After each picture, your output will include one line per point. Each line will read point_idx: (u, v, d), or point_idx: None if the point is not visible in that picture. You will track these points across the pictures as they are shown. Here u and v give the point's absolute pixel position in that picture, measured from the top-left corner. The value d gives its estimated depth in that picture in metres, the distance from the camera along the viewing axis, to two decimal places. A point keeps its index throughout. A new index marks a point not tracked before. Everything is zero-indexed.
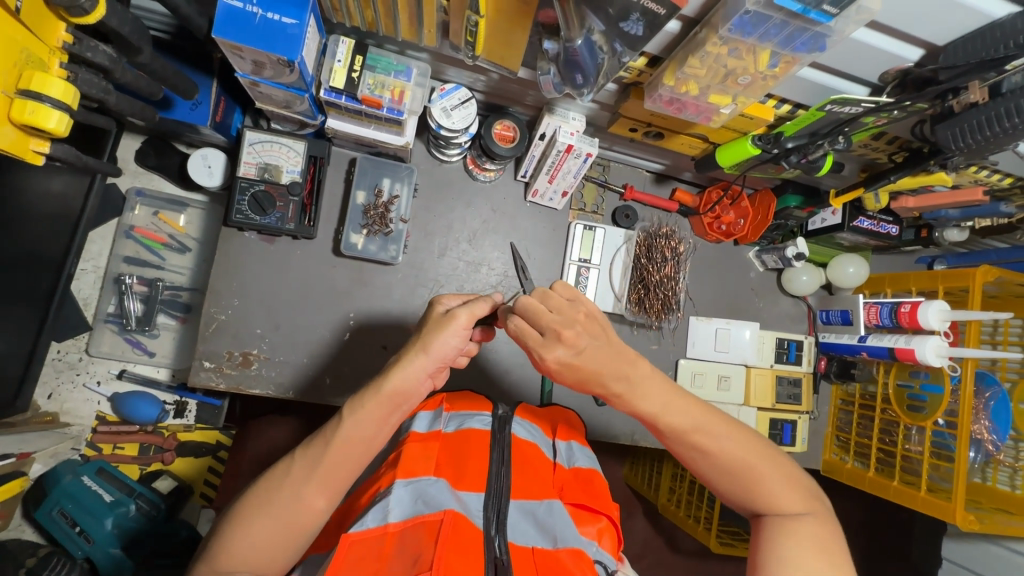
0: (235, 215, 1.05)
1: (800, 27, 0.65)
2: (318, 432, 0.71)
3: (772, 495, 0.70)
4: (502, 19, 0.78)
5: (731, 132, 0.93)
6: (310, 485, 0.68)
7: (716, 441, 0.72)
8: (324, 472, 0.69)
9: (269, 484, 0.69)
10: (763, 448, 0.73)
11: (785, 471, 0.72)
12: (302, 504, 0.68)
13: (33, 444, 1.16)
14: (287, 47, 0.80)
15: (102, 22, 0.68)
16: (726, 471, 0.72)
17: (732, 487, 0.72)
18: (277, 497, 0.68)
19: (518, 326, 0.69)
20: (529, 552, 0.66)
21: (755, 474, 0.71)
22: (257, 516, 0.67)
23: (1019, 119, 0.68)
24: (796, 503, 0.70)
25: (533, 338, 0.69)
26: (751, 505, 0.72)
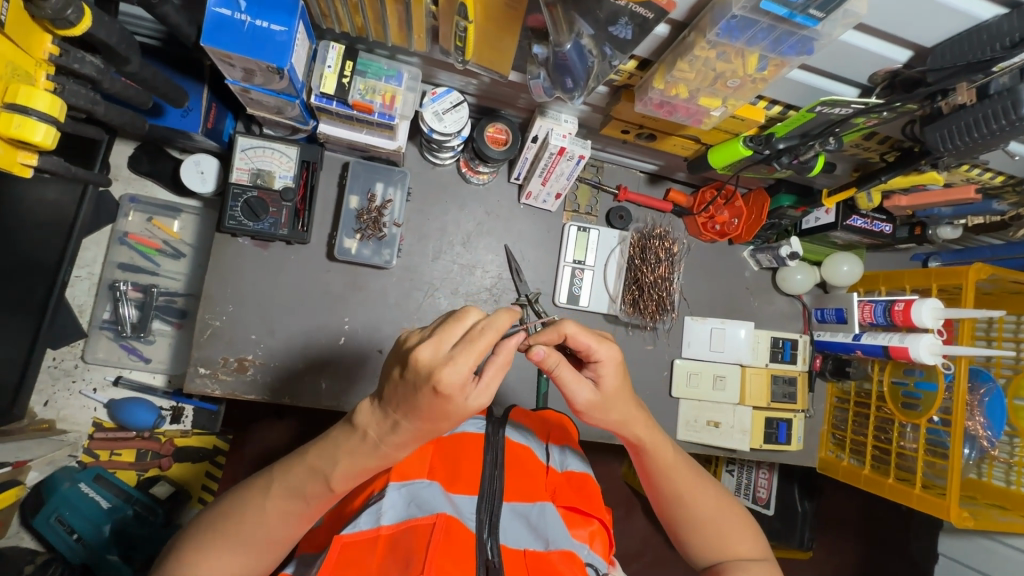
0: (228, 222, 1.05)
1: (787, 31, 0.65)
2: (296, 481, 0.67)
3: (734, 542, 0.80)
4: (491, 25, 0.79)
5: (722, 133, 0.94)
6: (292, 527, 0.68)
7: (696, 487, 0.82)
8: (307, 515, 0.69)
9: (243, 527, 0.66)
10: (730, 501, 0.84)
11: (747, 526, 0.82)
12: (283, 541, 0.69)
13: (29, 452, 1.14)
14: (276, 54, 0.80)
15: (88, 34, 0.69)
16: (700, 517, 0.81)
17: (701, 541, 0.81)
18: (254, 541, 0.67)
19: (577, 327, 0.72)
20: (520, 554, 0.67)
21: (724, 522, 0.81)
22: (231, 556, 0.66)
23: (1006, 122, 0.68)
24: (752, 551, 0.80)
25: (593, 338, 0.73)
26: (712, 552, 0.80)
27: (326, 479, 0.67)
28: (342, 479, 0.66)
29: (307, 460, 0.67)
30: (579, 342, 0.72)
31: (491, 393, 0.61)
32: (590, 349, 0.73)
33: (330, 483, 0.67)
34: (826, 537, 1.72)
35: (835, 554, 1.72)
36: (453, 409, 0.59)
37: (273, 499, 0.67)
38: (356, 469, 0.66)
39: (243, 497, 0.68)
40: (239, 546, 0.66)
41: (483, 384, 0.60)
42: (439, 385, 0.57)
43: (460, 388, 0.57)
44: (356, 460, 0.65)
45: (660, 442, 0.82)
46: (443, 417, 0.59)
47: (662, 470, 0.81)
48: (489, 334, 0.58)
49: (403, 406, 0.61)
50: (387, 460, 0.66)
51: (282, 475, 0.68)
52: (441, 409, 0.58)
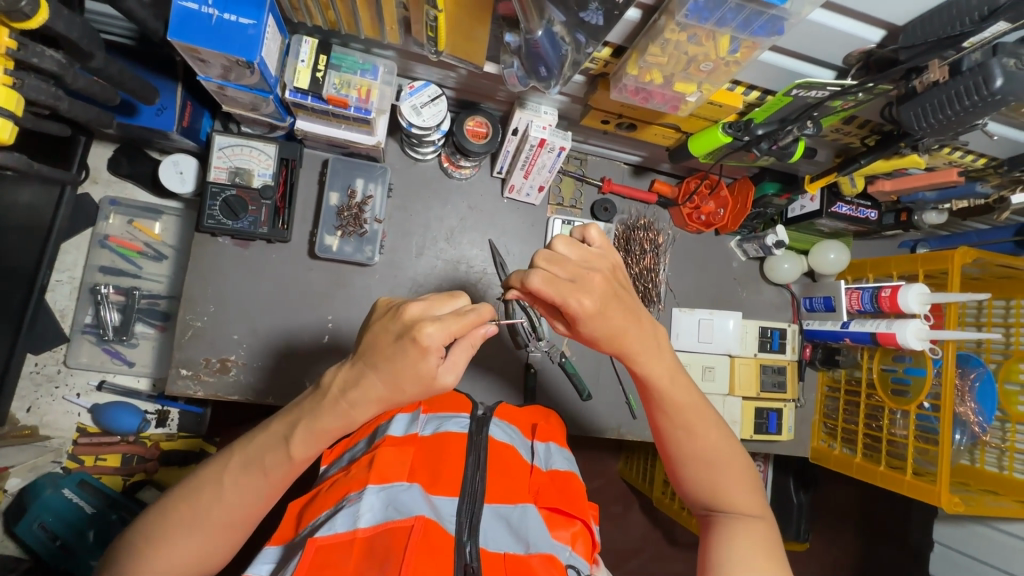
0: (207, 221, 1.04)
1: (756, 11, 0.64)
2: (256, 451, 0.67)
3: (731, 494, 0.77)
4: (463, 14, 0.78)
5: (702, 120, 0.93)
6: (251, 504, 0.67)
7: (701, 435, 0.78)
8: (269, 490, 0.68)
9: (201, 500, 0.66)
10: (737, 449, 0.80)
11: (748, 477, 0.79)
12: (242, 519, 0.68)
13: (10, 458, 1.14)
14: (244, 47, 0.79)
15: (48, 27, 0.68)
16: (699, 464, 0.78)
17: (697, 476, 0.79)
18: (210, 517, 0.66)
19: (545, 279, 0.65)
20: (500, 557, 0.66)
21: (723, 473, 0.78)
22: (188, 531, 0.65)
23: (979, 98, 0.68)
24: (748, 503, 0.78)
25: (564, 289, 0.65)
26: (707, 496, 0.79)
27: (286, 447, 0.66)
28: (303, 446, 0.66)
29: (270, 429, 0.68)
30: (545, 295, 0.65)
31: (460, 370, 0.63)
32: (556, 300, 0.66)
33: (290, 451, 0.66)
34: (823, 528, 1.71)
35: (833, 545, 1.71)
36: (424, 370, 0.59)
37: (233, 471, 0.67)
38: (319, 432, 0.65)
39: (206, 471, 0.68)
40: (194, 523, 0.66)
41: (452, 360, 0.62)
42: (419, 341, 0.58)
43: (436, 350, 0.59)
44: (319, 419, 0.65)
45: (668, 381, 0.76)
46: (412, 378, 0.60)
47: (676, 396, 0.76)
48: (473, 316, 0.60)
49: (379, 362, 0.61)
50: (350, 420, 0.65)
51: (243, 448, 0.68)
52: (412, 368, 0.59)
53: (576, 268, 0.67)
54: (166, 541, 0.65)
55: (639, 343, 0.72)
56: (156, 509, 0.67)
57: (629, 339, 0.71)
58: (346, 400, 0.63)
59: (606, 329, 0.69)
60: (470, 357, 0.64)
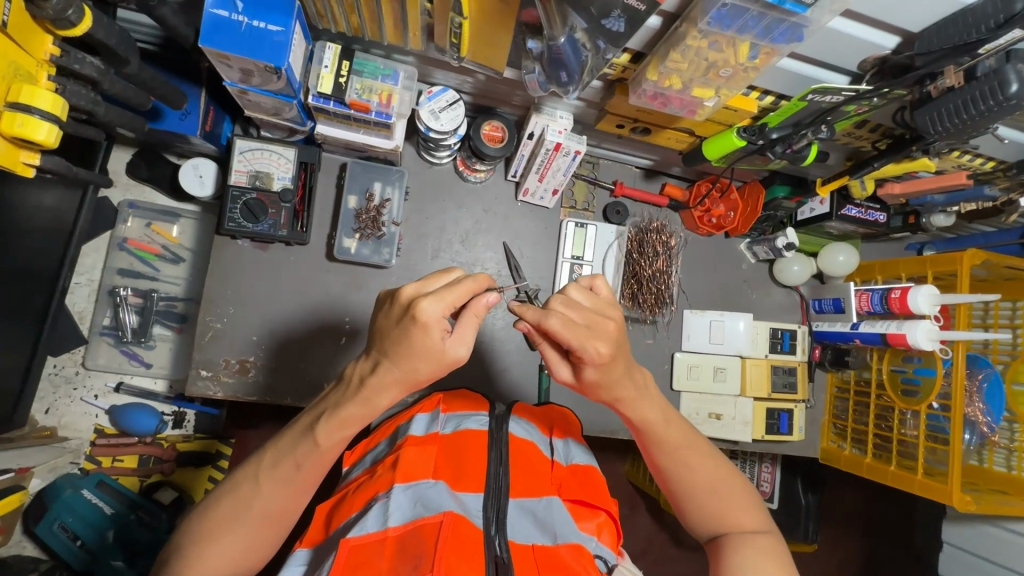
0: (228, 223, 1.05)
1: (777, 18, 0.66)
2: (286, 447, 0.69)
3: (735, 514, 0.78)
4: (487, 21, 0.80)
5: (717, 125, 0.96)
6: (287, 497, 0.69)
7: (697, 462, 0.81)
8: (302, 482, 0.69)
9: (241, 497, 0.68)
10: (733, 473, 0.82)
11: (749, 498, 0.81)
12: (280, 513, 0.69)
13: (32, 458, 1.15)
14: (273, 53, 0.81)
15: (88, 34, 0.70)
16: (700, 493, 0.80)
17: (702, 507, 0.80)
18: (249, 511, 0.67)
19: (563, 322, 0.64)
20: (529, 549, 0.66)
21: (724, 495, 0.80)
22: (229, 530, 0.67)
23: (994, 103, 0.70)
24: (754, 524, 0.78)
25: (580, 333, 0.65)
26: (715, 526, 0.79)
27: (312, 437, 0.68)
28: (326, 435, 0.67)
29: (297, 424, 0.70)
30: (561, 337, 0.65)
31: (470, 341, 0.62)
32: (570, 344, 0.65)
33: (315, 439, 0.67)
34: (831, 529, 1.72)
35: (841, 546, 1.72)
36: (431, 345, 0.60)
37: (267, 468, 0.69)
38: (339, 419, 0.66)
39: (242, 470, 0.70)
40: (235, 523, 0.67)
41: (459, 334, 0.62)
42: (418, 316, 0.58)
43: (437, 321, 0.59)
44: (340, 408, 0.66)
45: (661, 421, 0.79)
46: (421, 354, 0.60)
47: (669, 433, 0.79)
48: (468, 284, 0.61)
49: (386, 343, 0.62)
50: (367, 405, 0.66)
51: (274, 445, 0.70)
52: (418, 344, 0.59)
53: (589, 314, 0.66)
54: (213, 541, 0.66)
55: (634, 389, 0.74)
56: (199, 511, 0.69)
57: (622, 385, 0.73)
58: (379, 397, 0.65)
59: (604, 375, 0.69)
60: (478, 330, 0.63)
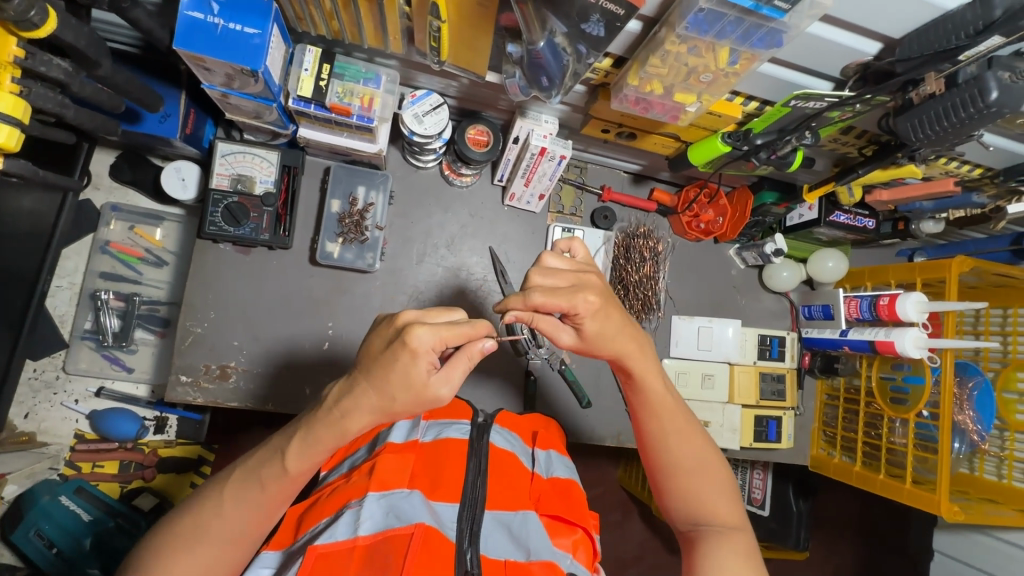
0: (209, 227, 1.04)
1: (755, 23, 0.65)
2: (254, 467, 0.68)
3: (714, 505, 0.78)
4: (465, 23, 0.79)
5: (701, 130, 0.94)
6: (251, 519, 0.67)
7: (686, 442, 0.80)
8: (270, 502, 0.68)
9: (202, 513, 0.67)
10: (720, 461, 0.81)
11: (731, 490, 0.80)
12: (242, 535, 0.67)
13: (7, 464, 1.13)
14: (249, 57, 0.80)
15: (54, 36, 0.69)
16: (683, 475, 0.79)
17: (682, 492, 0.79)
18: (211, 531, 0.66)
19: (546, 293, 0.69)
20: (500, 563, 0.66)
21: (706, 482, 0.79)
22: (192, 547, 0.65)
23: (974, 110, 0.69)
24: (731, 517, 0.78)
25: (565, 296, 0.69)
26: (691, 514, 0.79)
27: (282, 460, 0.67)
28: (296, 459, 0.66)
29: (270, 444, 0.69)
30: (548, 306, 0.69)
31: (456, 382, 0.62)
32: (562, 308, 0.70)
33: (285, 463, 0.66)
34: (824, 537, 1.71)
35: (833, 554, 1.71)
36: (414, 377, 0.59)
37: (233, 485, 0.68)
38: (311, 442, 0.65)
39: (207, 487, 0.70)
40: (195, 540, 0.66)
41: (447, 371, 0.62)
42: (410, 344, 0.58)
43: (427, 352, 0.59)
44: (311, 430, 0.65)
45: (661, 386, 0.79)
46: (403, 385, 0.59)
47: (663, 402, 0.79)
48: (465, 327, 0.61)
49: (371, 367, 0.61)
50: (344, 432, 0.64)
51: (244, 462, 0.69)
52: (403, 372, 0.59)
53: (567, 274, 0.72)
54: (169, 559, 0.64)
55: (634, 345, 0.76)
56: (166, 525, 0.68)
57: (623, 338, 0.75)
58: (345, 412, 0.63)
59: (606, 327, 0.73)
60: (467, 372, 0.62)
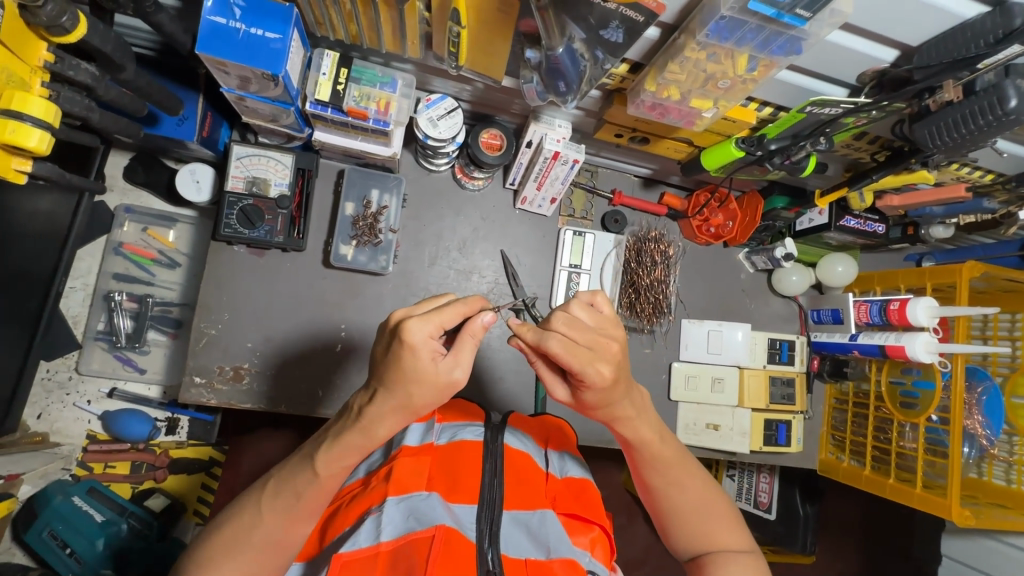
0: (224, 230, 1.05)
1: (775, 31, 0.66)
2: (287, 475, 0.68)
3: (718, 536, 0.78)
4: (484, 29, 0.80)
5: (715, 135, 0.95)
6: (288, 524, 0.68)
7: (685, 484, 0.79)
8: (307, 509, 0.69)
9: (242, 522, 0.67)
10: (721, 495, 0.81)
11: (732, 517, 0.80)
12: (283, 539, 0.68)
13: (21, 464, 1.14)
14: (270, 61, 0.80)
15: (83, 41, 0.70)
16: (690, 517, 0.79)
17: (684, 529, 0.79)
18: (250, 539, 0.67)
19: (563, 345, 0.63)
20: (521, 562, 0.67)
21: (711, 518, 0.79)
22: (230, 556, 0.66)
23: (993, 118, 0.69)
24: (736, 543, 0.78)
25: (582, 356, 0.63)
26: (696, 545, 0.79)
27: (311, 466, 0.67)
28: (326, 462, 0.66)
29: (300, 451, 0.70)
30: (560, 359, 0.63)
31: (466, 363, 0.62)
32: (572, 367, 0.64)
33: (315, 469, 0.67)
34: (829, 540, 1.71)
35: (839, 557, 1.71)
36: (425, 372, 0.60)
37: (269, 493, 0.68)
38: (337, 449, 0.66)
39: (245, 495, 0.70)
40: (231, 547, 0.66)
41: (455, 356, 0.62)
42: (405, 339, 0.58)
43: (426, 341, 0.59)
44: (340, 434, 0.66)
45: (656, 439, 0.76)
46: (415, 379, 0.60)
47: (660, 454, 0.77)
48: (456, 306, 0.62)
49: (384, 374, 0.61)
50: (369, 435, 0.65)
51: (278, 470, 0.70)
52: (410, 367, 0.59)
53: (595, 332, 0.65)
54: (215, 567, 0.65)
55: (634, 410, 0.72)
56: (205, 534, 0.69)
57: (619, 406, 0.71)
58: (364, 414, 0.64)
59: (604, 396, 0.68)
60: (475, 350, 0.62)
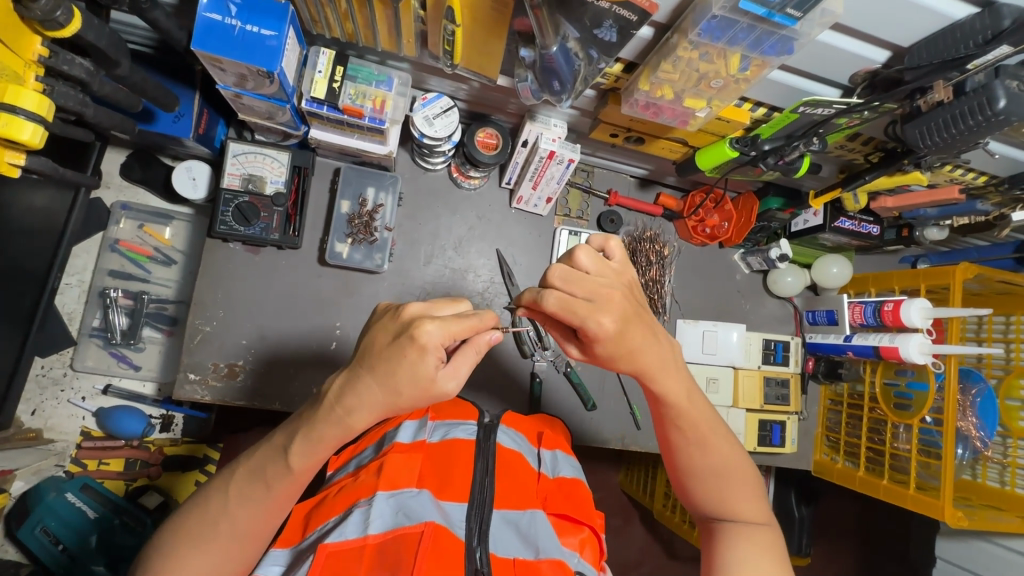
0: (220, 227, 1.05)
1: (767, 31, 0.66)
2: (258, 463, 0.67)
3: (739, 506, 0.78)
4: (478, 28, 0.80)
5: (710, 135, 0.95)
6: (263, 515, 0.67)
7: (711, 449, 0.78)
8: (279, 501, 0.68)
9: (210, 510, 0.67)
10: (746, 460, 0.81)
11: (755, 486, 0.80)
12: (248, 533, 0.68)
13: (14, 461, 1.13)
14: (265, 58, 0.81)
15: (78, 36, 0.70)
16: (711, 478, 0.78)
17: (706, 494, 0.79)
18: (220, 528, 0.66)
19: (559, 302, 0.65)
20: (509, 562, 0.66)
21: (734, 482, 0.79)
22: (201, 545, 0.65)
23: (983, 118, 0.70)
24: (756, 514, 0.78)
25: (581, 309, 0.64)
26: (715, 512, 0.79)
27: (285, 458, 0.66)
28: (299, 456, 0.65)
29: (272, 441, 0.68)
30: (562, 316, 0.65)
31: (461, 377, 0.62)
32: (575, 320, 0.65)
33: (288, 462, 0.65)
34: (825, 543, 1.71)
35: (835, 559, 1.71)
36: (425, 374, 0.59)
37: (238, 482, 0.67)
38: (312, 439, 0.64)
39: (216, 482, 0.69)
40: (203, 538, 0.66)
41: (453, 366, 0.62)
42: (417, 338, 0.59)
43: (436, 345, 0.59)
44: (316, 428, 0.64)
45: (684, 399, 0.75)
46: (413, 380, 0.59)
47: (688, 414, 0.76)
48: (472, 319, 0.62)
49: (375, 361, 0.61)
50: (346, 429, 0.63)
51: (248, 458, 0.68)
52: (410, 368, 0.59)
53: (595, 286, 0.66)
54: (188, 558, 0.65)
55: (654, 367, 0.71)
56: (173, 524, 0.68)
57: (645, 356, 0.70)
58: (341, 402, 0.62)
59: (619, 349, 0.67)
60: (473, 366, 0.62)
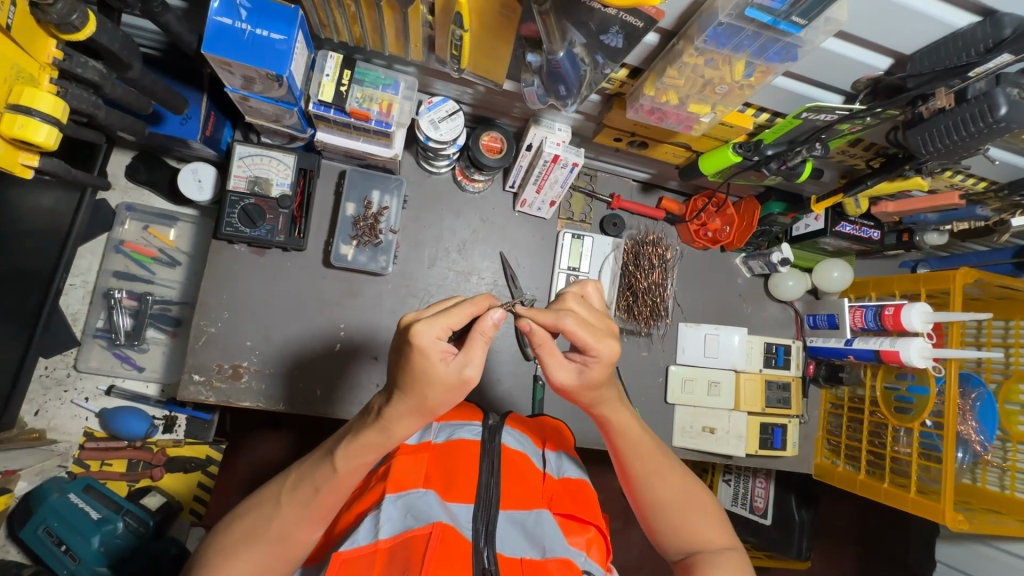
0: (225, 228, 1.06)
1: (772, 38, 0.67)
2: (308, 469, 0.70)
3: (704, 531, 0.79)
4: (486, 33, 0.81)
5: (713, 140, 0.96)
6: (307, 521, 0.69)
7: (663, 477, 0.80)
8: (323, 507, 0.69)
9: (260, 514, 0.69)
10: (700, 488, 0.83)
11: (716, 512, 0.81)
12: (295, 537, 0.69)
13: (18, 461, 1.13)
14: (276, 61, 0.82)
15: (92, 38, 0.71)
16: (673, 509, 0.79)
17: (671, 526, 0.80)
18: (268, 531, 0.68)
19: (579, 321, 0.68)
20: (517, 561, 0.67)
21: (693, 509, 0.80)
22: (249, 546, 0.67)
23: (984, 125, 0.71)
24: (722, 538, 0.79)
25: (593, 333, 0.68)
26: (683, 543, 0.79)
27: (332, 461, 0.68)
28: (345, 459, 0.67)
29: (322, 448, 0.71)
30: (576, 337, 0.68)
31: (476, 360, 0.62)
32: (585, 344, 0.68)
33: (335, 464, 0.68)
34: (825, 546, 1.72)
35: (835, 563, 1.71)
36: (441, 375, 0.61)
37: (289, 487, 0.70)
38: (358, 445, 0.67)
39: (266, 490, 0.71)
40: (251, 539, 0.67)
41: (466, 355, 0.62)
42: (414, 342, 0.59)
43: (435, 345, 0.60)
44: (361, 434, 0.67)
45: (628, 428, 0.79)
46: (427, 380, 0.60)
47: (635, 441, 0.79)
48: (462, 306, 0.63)
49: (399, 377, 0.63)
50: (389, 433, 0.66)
51: (299, 465, 0.71)
52: (420, 369, 0.60)
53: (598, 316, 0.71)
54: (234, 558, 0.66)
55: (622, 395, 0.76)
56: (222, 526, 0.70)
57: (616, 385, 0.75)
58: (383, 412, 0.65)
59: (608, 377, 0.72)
60: (487, 348, 0.62)
